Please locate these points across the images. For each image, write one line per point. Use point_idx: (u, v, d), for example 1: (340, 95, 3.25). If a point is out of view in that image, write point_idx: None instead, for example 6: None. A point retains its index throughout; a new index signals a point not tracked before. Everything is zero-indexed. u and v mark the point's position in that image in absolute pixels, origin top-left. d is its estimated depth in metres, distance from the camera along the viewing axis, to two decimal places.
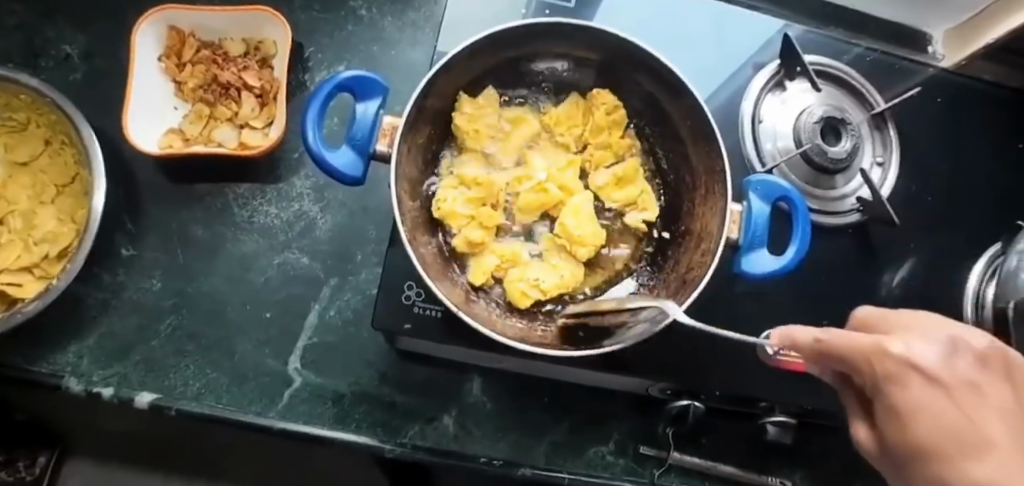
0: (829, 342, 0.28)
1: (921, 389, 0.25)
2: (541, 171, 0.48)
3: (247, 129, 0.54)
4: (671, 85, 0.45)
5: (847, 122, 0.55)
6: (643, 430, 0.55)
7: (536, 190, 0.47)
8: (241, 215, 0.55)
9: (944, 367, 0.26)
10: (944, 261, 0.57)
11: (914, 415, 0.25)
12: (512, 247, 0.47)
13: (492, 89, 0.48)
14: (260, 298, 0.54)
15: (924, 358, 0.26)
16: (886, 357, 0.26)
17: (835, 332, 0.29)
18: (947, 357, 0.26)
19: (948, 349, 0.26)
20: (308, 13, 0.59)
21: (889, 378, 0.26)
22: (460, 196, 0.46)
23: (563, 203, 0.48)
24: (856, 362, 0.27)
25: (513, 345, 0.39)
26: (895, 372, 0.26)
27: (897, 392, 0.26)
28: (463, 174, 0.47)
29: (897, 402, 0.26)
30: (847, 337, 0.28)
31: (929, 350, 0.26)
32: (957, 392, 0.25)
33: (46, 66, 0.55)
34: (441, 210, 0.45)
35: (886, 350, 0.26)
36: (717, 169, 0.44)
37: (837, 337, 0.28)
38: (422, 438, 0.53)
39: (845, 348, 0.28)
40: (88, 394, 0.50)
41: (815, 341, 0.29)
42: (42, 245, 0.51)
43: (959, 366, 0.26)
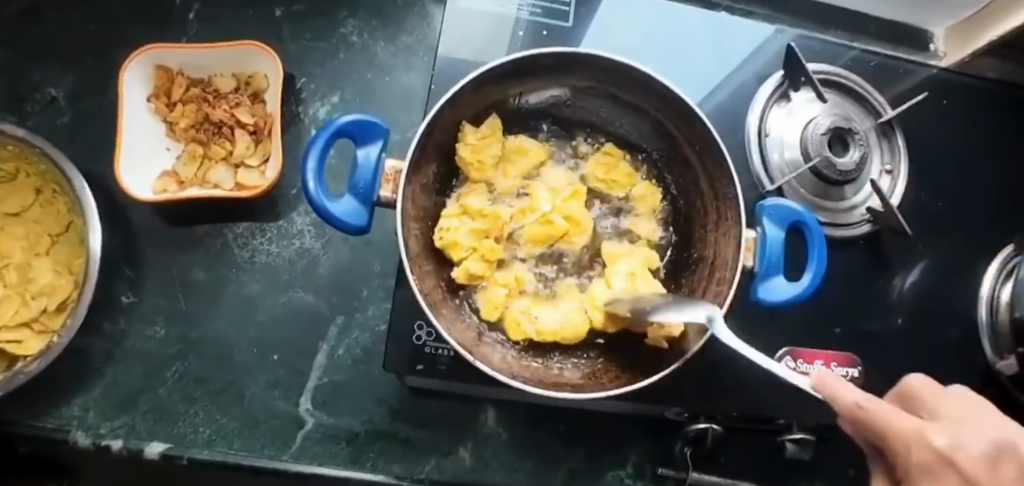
0: (880, 416, 0.31)
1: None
2: (546, 202, 0.46)
3: (243, 168, 0.53)
4: (678, 111, 0.44)
5: (854, 132, 0.54)
6: (660, 452, 0.55)
7: (541, 221, 0.46)
8: (242, 256, 0.54)
9: (989, 474, 0.31)
10: (954, 266, 0.57)
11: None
12: (518, 272, 0.46)
13: (496, 116, 0.47)
14: (266, 339, 0.53)
15: (977, 462, 0.31)
16: (928, 450, 0.31)
17: (878, 403, 0.32)
18: (991, 462, 0.31)
19: (994, 456, 0.32)
20: (298, 42, 0.57)
21: (926, 469, 0.31)
22: (463, 226, 0.44)
23: (569, 234, 0.46)
24: (896, 445, 0.32)
25: (535, 392, 0.38)
26: (929, 462, 0.31)
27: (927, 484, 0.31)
28: (468, 204, 0.45)
29: None
30: (887, 411, 0.32)
31: (970, 448, 0.32)
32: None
33: (32, 111, 0.54)
34: (444, 240, 0.43)
35: (928, 443, 0.31)
36: (730, 197, 0.43)
37: (886, 413, 0.32)
38: (438, 473, 0.52)
39: (888, 428, 0.31)
40: (96, 448, 0.49)
41: (856, 406, 0.31)
42: (40, 299, 0.49)
43: (1003, 475, 0.31)
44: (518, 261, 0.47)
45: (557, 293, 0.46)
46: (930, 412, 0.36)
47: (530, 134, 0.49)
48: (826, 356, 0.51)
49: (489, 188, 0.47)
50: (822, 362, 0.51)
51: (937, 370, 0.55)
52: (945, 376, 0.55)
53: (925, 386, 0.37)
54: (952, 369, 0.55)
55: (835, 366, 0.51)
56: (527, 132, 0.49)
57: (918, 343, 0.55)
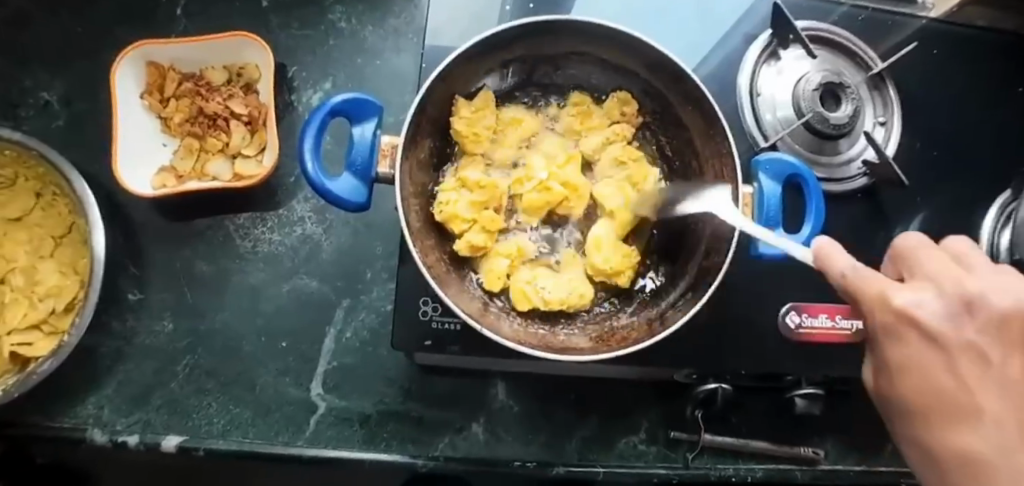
0: (857, 281, 0.30)
1: (923, 343, 0.28)
2: (542, 170, 0.46)
3: (240, 159, 0.53)
4: (668, 71, 0.44)
5: (846, 86, 0.54)
6: (671, 416, 0.55)
7: (539, 188, 0.46)
8: (244, 246, 0.54)
9: (954, 330, 0.28)
10: (954, 214, 0.57)
11: (907, 369, 0.29)
12: (518, 242, 0.46)
13: (488, 89, 0.47)
14: (273, 328, 0.53)
15: (940, 318, 0.28)
16: (891, 310, 0.28)
17: (864, 272, 0.30)
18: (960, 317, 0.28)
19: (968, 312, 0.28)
20: (287, 31, 0.57)
21: (890, 329, 0.29)
22: (462, 199, 0.45)
23: (568, 201, 0.46)
24: (862, 308, 0.30)
25: (547, 357, 0.38)
26: (895, 324, 0.28)
27: (895, 345, 0.29)
28: (466, 176, 0.45)
29: (890, 351, 0.29)
30: (866, 280, 0.30)
31: (940, 305, 0.28)
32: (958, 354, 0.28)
33: (26, 116, 0.54)
34: (444, 213, 0.44)
35: (888, 302, 0.28)
36: (725, 152, 0.43)
37: (859, 279, 0.30)
38: (453, 450, 0.52)
39: (859, 293, 0.30)
40: (113, 444, 0.49)
41: (843, 276, 0.30)
42: (48, 301, 0.50)
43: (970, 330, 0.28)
44: (519, 231, 0.47)
45: (559, 262, 0.47)
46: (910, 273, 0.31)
47: (522, 104, 0.49)
48: (830, 309, 0.51)
49: (487, 160, 0.47)
50: (826, 316, 0.51)
51: None
52: None
53: (919, 239, 0.31)
54: None
55: (840, 319, 0.51)
56: (520, 103, 0.49)
57: None
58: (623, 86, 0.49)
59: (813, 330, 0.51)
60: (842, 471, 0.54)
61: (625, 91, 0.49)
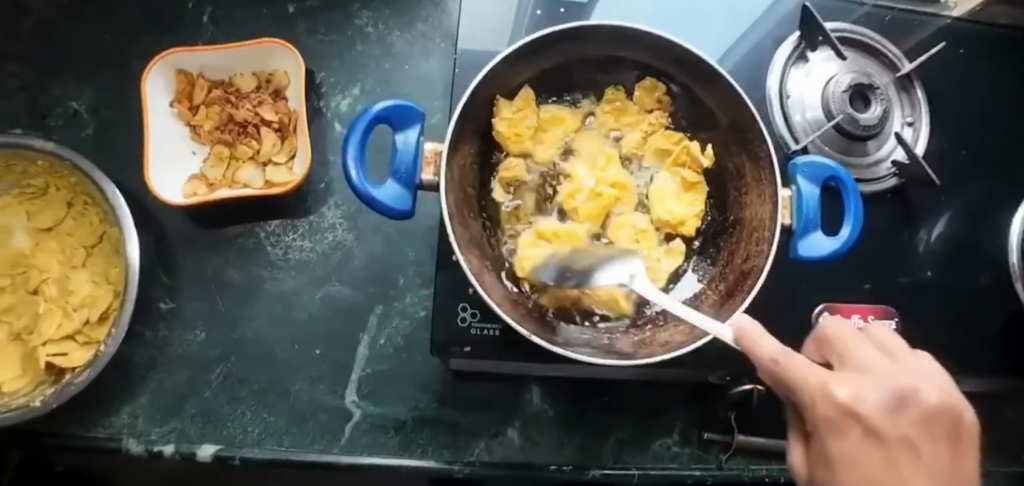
0: (788, 366, 0.31)
1: (858, 438, 0.30)
2: (588, 178, 0.47)
3: (271, 166, 0.53)
4: (705, 76, 0.45)
5: (874, 87, 0.54)
6: (704, 417, 0.55)
7: (591, 195, 0.47)
8: (275, 253, 0.54)
9: (889, 423, 0.31)
10: (981, 213, 0.57)
11: (847, 461, 0.30)
12: (571, 231, 0.46)
13: (529, 88, 0.47)
14: (307, 335, 0.53)
15: (875, 411, 0.31)
16: (831, 401, 0.30)
17: (790, 355, 0.32)
18: (893, 409, 0.31)
19: (893, 404, 0.31)
20: (314, 37, 0.57)
21: (833, 424, 0.30)
22: (544, 252, 0.45)
23: (620, 200, 0.48)
24: (802, 400, 0.31)
25: (592, 361, 0.39)
26: (836, 418, 0.30)
27: (834, 439, 0.31)
28: (542, 228, 0.46)
29: (830, 445, 0.31)
30: (805, 372, 0.31)
31: (870, 399, 0.31)
32: (894, 447, 0.30)
33: (55, 125, 0.53)
34: (529, 271, 0.44)
35: (831, 396, 0.30)
36: (763, 156, 0.43)
37: (796, 365, 0.31)
38: (489, 454, 0.52)
39: (796, 384, 0.31)
40: (149, 454, 0.49)
41: (772, 362, 0.31)
42: (82, 310, 0.49)
43: (903, 422, 0.31)
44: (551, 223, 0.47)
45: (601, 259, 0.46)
46: (841, 361, 0.35)
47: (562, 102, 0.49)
48: (861, 310, 0.51)
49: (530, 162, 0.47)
50: (859, 316, 0.51)
51: (971, 316, 0.55)
52: (982, 321, 0.55)
53: (846, 328, 0.36)
54: (986, 313, 0.56)
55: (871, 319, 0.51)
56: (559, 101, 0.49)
57: (951, 291, 0.56)
58: (648, 74, 0.48)
59: None
60: None
61: (656, 80, 0.48)
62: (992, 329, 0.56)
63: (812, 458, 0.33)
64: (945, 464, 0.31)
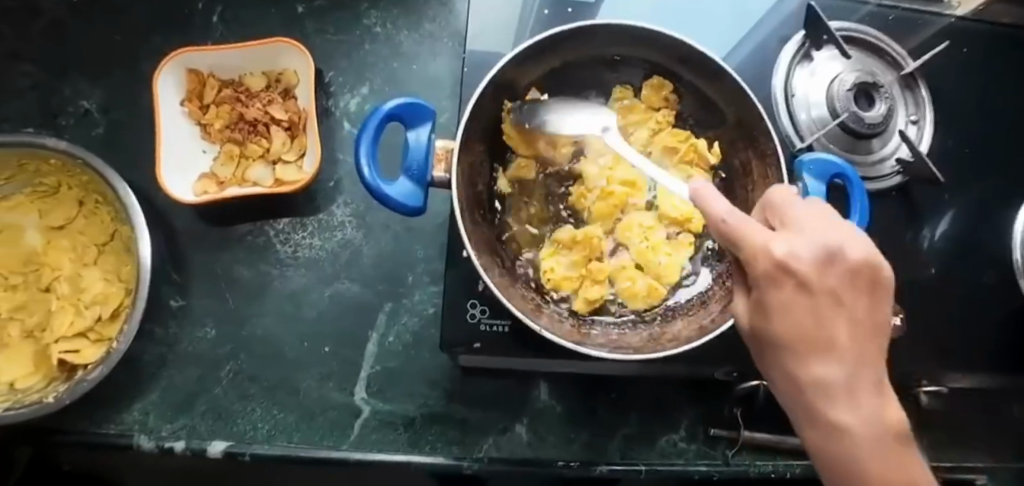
0: (733, 226, 0.30)
1: (794, 293, 0.29)
2: (599, 178, 0.47)
3: (281, 164, 0.53)
4: (711, 74, 0.45)
5: (879, 86, 0.55)
6: (710, 414, 0.56)
7: (606, 197, 0.47)
8: (285, 251, 0.54)
9: (820, 277, 0.29)
10: (985, 210, 0.58)
11: (779, 313, 0.29)
12: (589, 235, 0.46)
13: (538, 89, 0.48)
14: (316, 332, 0.54)
15: (810, 265, 0.28)
16: (769, 258, 0.28)
17: (738, 217, 0.30)
18: (822, 264, 0.29)
19: (827, 258, 0.29)
20: (322, 36, 0.58)
21: (767, 278, 0.29)
22: (564, 261, 0.46)
23: (632, 196, 0.48)
24: (743, 255, 0.29)
25: (602, 356, 0.39)
26: (772, 272, 0.28)
27: (773, 293, 0.29)
28: (559, 236, 0.47)
29: (768, 298, 0.29)
30: (749, 228, 0.30)
31: (806, 252, 0.29)
32: (823, 300, 0.29)
33: (66, 125, 0.54)
34: (553, 280, 0.46)
35: (769, 252, 0.28)
36: (770, 153, 0.44)
37: (739, 225, 0.30)
38: (497, 450, 0.53)
39: (741, 241, 0.29)
40: (160, 450, 0.49)
41: (722, 223, 0.30)
42: (94, 308, 0.50)
43: (832, 276, 0.29)
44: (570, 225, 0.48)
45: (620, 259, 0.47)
46: (782, 221, 0.31)
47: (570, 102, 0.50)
48: None
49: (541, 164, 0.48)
50: None
51: (976, 312, 0.56)
52: (986, 317, 0.56)
53: (791, 193, 0.32)
54: (990, 310, 0.56)
55: None
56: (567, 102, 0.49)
57: (956, 287, 0.56)
58: (657, 72, 0.49)
59: None
60: None
61: (664, 79, 0.49)
62: (997, 325, 0.56)
63: (750, 312, 0.32)
64: (868, 318, 0.30)
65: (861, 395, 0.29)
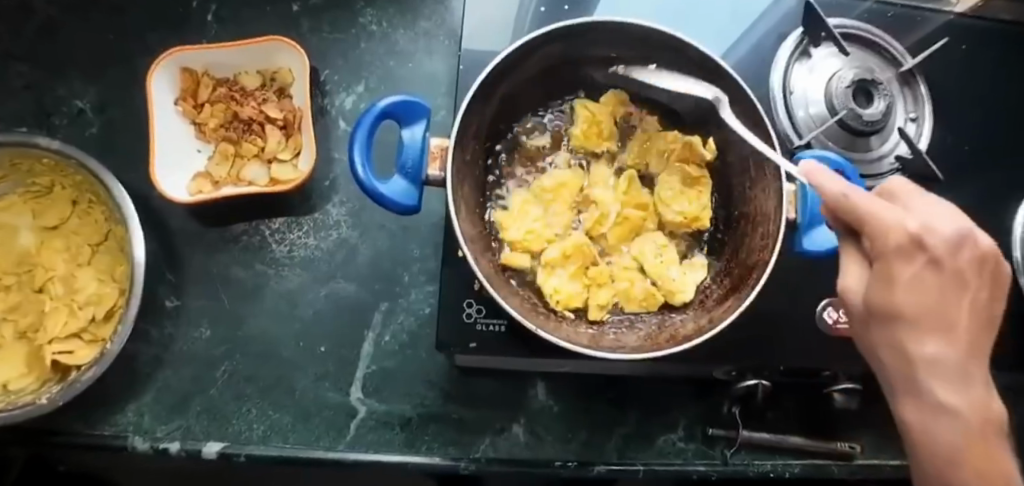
0: (860, 203, 0.32)
1: (923, 266, 0.31)
2: (612, 202, 0.48)
3: (276, 163, 0.53)
4: (709, 72, 0.45)
5: (878, 83, 0.54)
6: (709, 413, 0.55)
7: (619, 219, 0.48)
8: (280, 251, 0.54)
9: (949, 256, 0.32)
10: (985, 207, 0.58)
11: (908, 288, 0.31)
12: (578, 245, 0.47)
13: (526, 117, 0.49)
14: (312, 332, 0.53)
15: (941, 245, 0.32)
16: (903, 232, 0.31)
17: (862, 195, 0.32)
18: (953, 246, 0.32)
19: (955, 241, 0.32)
20: (318, 35, 0.57)
21: (903, 250, 0.31)
22: (563, 277, 0.46)
23: (644, 220, 0.49)
24: (874, 228, 0.32)
25: (599, 356, 0.39)
26: (906, 247, 0.31)
27: (903, 266, 0.31)
28: (551, 258, 0.46)
29: (894, 269, 0.31)
30: (872, 205, 0.32)
31: (937, 234, 0.32)
32: (948, 277, 0.32)
33: (60, 124, 0.53)
34: (561, 300, 0.45)
35: (903, 227, 0.31)
36: (768, 151, 0.43)
37: (865, 202, 0.32)
38: (494, 450, 0.52)
39: (871, 216, 0.32)
40: (155, 451, 0.49)
41: (844, 197, 0.32)
42: (88, 308, 0.49)
43: (961, 258, 0.33)
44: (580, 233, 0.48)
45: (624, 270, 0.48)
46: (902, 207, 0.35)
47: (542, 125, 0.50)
48: None
49: (543, 207, 0.48)
50: None
51: None
52: None
53: (904, 184, 0.35)
54: None
55: None
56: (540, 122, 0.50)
57: None
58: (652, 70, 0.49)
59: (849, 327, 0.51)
60: (879, 466, 0.55)
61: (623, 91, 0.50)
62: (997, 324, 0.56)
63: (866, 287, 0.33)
64: (983, 301, 0.33)
65: (972, 365, 0.32)
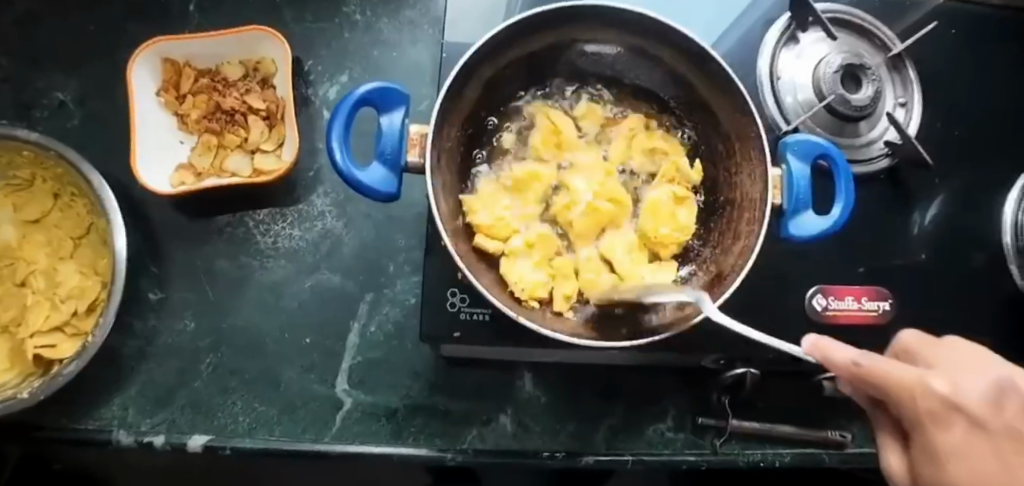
0: (870, 370, 0.30)
1: (964, 431, 0.30)
2: (585, 191, 0.47)
3: (259, 154, 0.52)
4: (693, 57, 0.45)
5: (866, 68, 0.54)
6: (698, 403, 0.55)
7: (587, 210, 0.46)
8: (264, 242, 0.54)
9: (995, 414, 0.30)
10: (975, 193, 0.57)
11: (953, 457, 0.30)
12: (546, 236, 0.46)
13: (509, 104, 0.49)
14: (298, 324, 0.53)
15: (977, 400, 0.30)
16: (934, 397, 0.30)
17: (871, 357, 0.30)
18: (995, 401, 0.30)
19: (997, 395, 0.31)
20: (301, 25, 0.57)
21: (936, 417, 0.30)
22: (528, 264, 0.45)
23: (615, 217, 0.48)
24: (896, 397, 0.30)
25: (581, 343, 0.39)
26: (937, 411, 0.30)
27: (940, 435, 0.30)
28: (517, 244, 0.45)
29: (937, 441, 0.30)
30: (885, 368, 0.30)
31: (971, 391, 0.30)
32: (1001, 439, 0.30)
33: (41, 117, 0.53)
34: (524, 287, 0.43)
35: (931, 389, 0.30)
36: (753, 136, 0.43)
37: (875, 365, 0.30)
38: (481, 442, 0.52)
39: (886, 383, 0.30)
40: (139, 445, 0.49)
41: (853, 365, 0.30)
42: (70, 302, 0.49)
43: (1013, 413, 0.30)
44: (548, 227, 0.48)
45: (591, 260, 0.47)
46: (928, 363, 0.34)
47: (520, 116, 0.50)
48: (855, 291, 0.52)
49: (516, 199, 0.47)
50: (852, 298, 0.51)
51: (967, 299, 0.55)
52: (977, 302, 0.55)
53: (919, 337, 0.36)
54: (981, 295, 0.55)
55: (865, 301, 0.52)
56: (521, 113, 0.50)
57: (947, 273, 0.55)
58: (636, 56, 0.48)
59: (840, 313, 0.51)
60: (870, 454, 0.55)
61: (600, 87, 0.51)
62: (988, 310, 0.55)
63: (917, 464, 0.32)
64: None
65: None
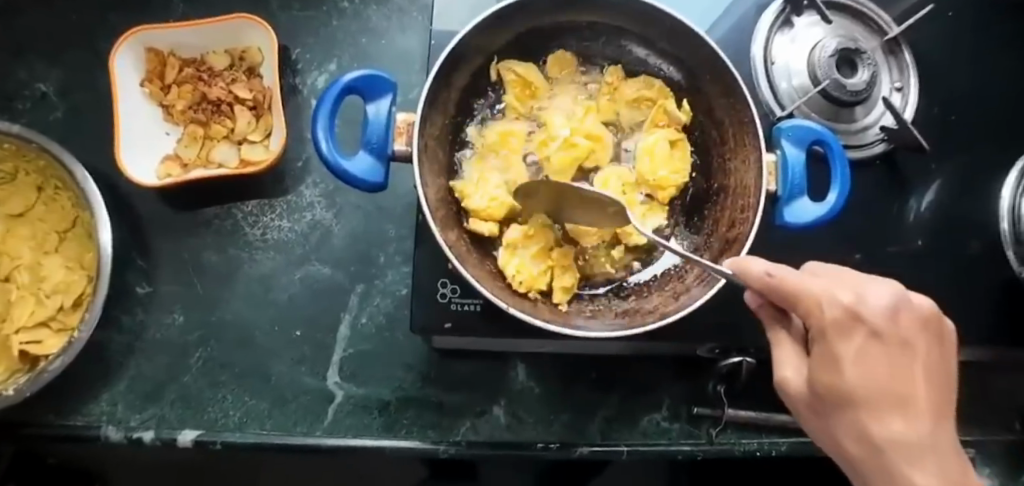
0: (782, 278, 0.30)
1: (865, 340, 0.28)
2: (562, 128, 0.46)
3: (246, 144, 0.51)
4: (684, 40, 0.44)
5: (862, 52, 0.53)
6: (694, 392, 0.54)
7: (565, 146, 0.45)
8: (253, 234, 0.53)
9: (891, 324, 0.29)
10: (972, 178, 0.56)
11: (854, 364, 0.28)
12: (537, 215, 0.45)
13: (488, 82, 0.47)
14: (287, 317, 0.52)
15: (881, 311, 0.29)
16: (837, 305, 0.28)
17: (786, 270, 0.30)
18: (893, 312, 0.29)
19: (897, 304, 0.30)
20: (288, 13, 0.56)
21: (841, 326, 0.28)
22: (525, 257, 0.44)
23: (593, 153, 0.46)
24: (802, 305, 0.29)
25: (576, 334, 0.38)
26: (841, 321, 0.28)
27: (841, 343, 0.28)
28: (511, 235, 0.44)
29: (837, 349, 0.28)
30: (797, 278, 0.30)
31: (874, 300, 0.29)
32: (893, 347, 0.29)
33: (23, 109, 0.52)
34: (523, 280, 0.43)
35: (836, 299, 0.29)
36: (746, 120, 0.42)
37: (787, 276, 0.30)
38: (474, 433, 0.51)
39: (795, 292, 0.29)
40: (129, 441, 0.48)
41: (766, 275, 0.31)
42: (55, 297, 0.48)
43: (905, 325, 0.29)
44: None
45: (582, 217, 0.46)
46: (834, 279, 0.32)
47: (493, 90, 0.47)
48: None
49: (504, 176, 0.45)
50: None
51: (964, 285, 0.54)
52: (974, 289, 0.54)
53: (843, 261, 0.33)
54: (979, 281, 0.55)
55: None
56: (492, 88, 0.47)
57: (943, 258, 0.55)
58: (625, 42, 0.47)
59: None
60: None
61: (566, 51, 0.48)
62: (986, 296, 0.55)
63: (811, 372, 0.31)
64: (940, 368, 0.30)
65: (940, 440, 0.28)
